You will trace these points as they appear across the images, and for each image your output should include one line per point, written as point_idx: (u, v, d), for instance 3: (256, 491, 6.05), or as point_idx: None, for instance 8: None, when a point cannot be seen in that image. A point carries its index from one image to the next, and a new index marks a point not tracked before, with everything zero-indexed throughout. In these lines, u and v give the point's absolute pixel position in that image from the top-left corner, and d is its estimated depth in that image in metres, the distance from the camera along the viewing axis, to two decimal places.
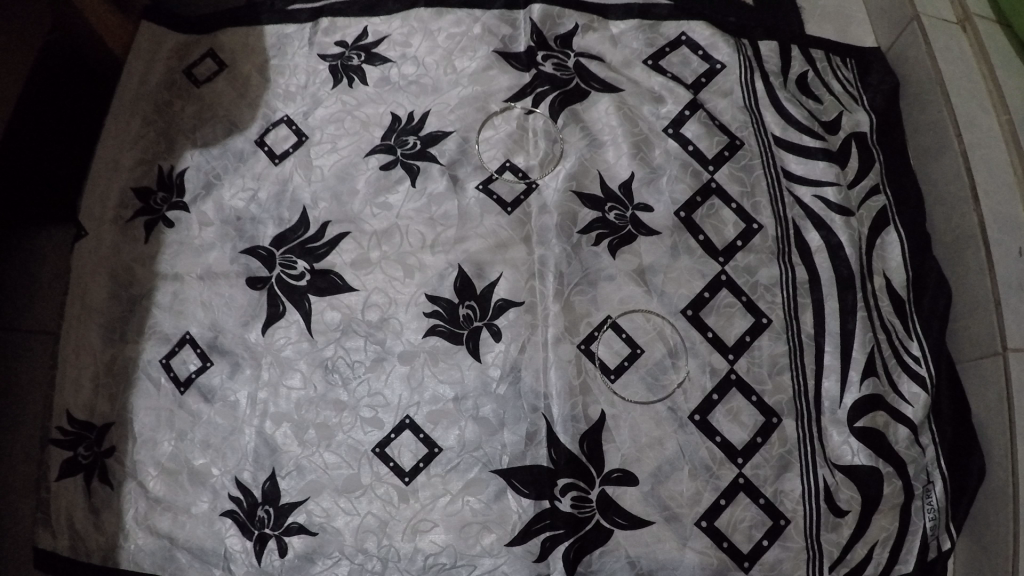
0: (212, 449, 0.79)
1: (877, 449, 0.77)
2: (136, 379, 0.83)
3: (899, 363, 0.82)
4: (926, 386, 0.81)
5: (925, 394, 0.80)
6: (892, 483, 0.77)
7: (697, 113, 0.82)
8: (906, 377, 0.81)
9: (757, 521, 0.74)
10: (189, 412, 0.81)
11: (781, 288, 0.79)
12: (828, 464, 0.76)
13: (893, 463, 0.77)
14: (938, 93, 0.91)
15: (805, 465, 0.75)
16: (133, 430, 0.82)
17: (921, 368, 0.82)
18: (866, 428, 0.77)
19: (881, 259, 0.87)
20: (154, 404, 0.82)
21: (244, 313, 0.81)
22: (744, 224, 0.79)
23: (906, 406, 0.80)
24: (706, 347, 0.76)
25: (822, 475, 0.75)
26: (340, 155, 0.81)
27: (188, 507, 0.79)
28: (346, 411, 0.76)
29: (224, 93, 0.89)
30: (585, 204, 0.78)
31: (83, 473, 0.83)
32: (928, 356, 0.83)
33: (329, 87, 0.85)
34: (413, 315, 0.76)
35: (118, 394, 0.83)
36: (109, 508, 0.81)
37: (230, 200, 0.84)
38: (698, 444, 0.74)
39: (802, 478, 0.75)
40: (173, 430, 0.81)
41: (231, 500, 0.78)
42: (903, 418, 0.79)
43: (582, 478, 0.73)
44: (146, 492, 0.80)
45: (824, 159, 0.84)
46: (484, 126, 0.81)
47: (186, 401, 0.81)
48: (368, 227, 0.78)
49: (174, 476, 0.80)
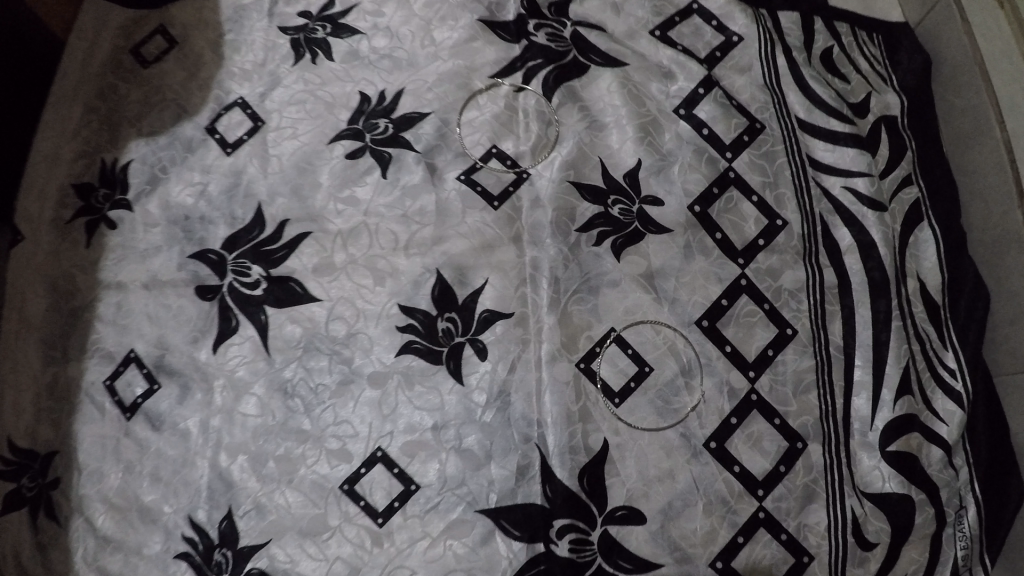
0: (163, 483, 0.67)
1: (910, 475, 0.67)
2: (79, 403, 0.71)
3: (934, 376, 0.74)
4: (963, 402, 0.73)
5: (961, 413, 0.73)
6: (925, 511, 0.67)
7: (712, 92, 0.72)
8: (940, 393, 0.74)
9: (779, 560, 0.64)
10: (137, 442, 0.69)
11: (808, 293, 0.68)
12: (857, 492, 0.66)
13: (925, 489, 0.68)
14: (979, 78, 0.84)
15: (832, 496, 0.65)
16: (78, 460, 0.69)
17: (957, 382, 0.75)
18: (900, 454, 0.67)
19: (915, 260, 0.77)
20: (98, 432, 0.70)
21: (194, 328, 0.70)
22: (766, 219, 0.69)
23: (941, 426, 0.72)
24: (724, 363, 0.65)
25: (850, 506, 0.65)
26: (301, 142, 0.70)
27: (139, 549, 0.66)
28: (307, 439, 0.65)
29: (173, 73, 0.79)
30: (585, 197, 0.68)
31: (28, 507, 0.70)
32: (964, 369, 0.75)
33: (291, 63, 0.74)
34: (385, 330, 0.65)
35: (65, 420, 0.70)
36: (57, 547, 0.68)
37: (179, 197, 0.74)
38: (714, 475, 0.63)
39: (829, 510, 0.65)
40: (120, 462, 0.68)
41: (185, 541, 0.66)
42: (937, 438, 0.70)
43: (581, 517, 0.62)
44: (94, 530, 0.67)
45: (854, 145, 0.73)
46: (467, 106, 0.70)
47: (133, 429, 0.69)
48: (332, 226, 0.68)
49: (124, 514, 0.67)
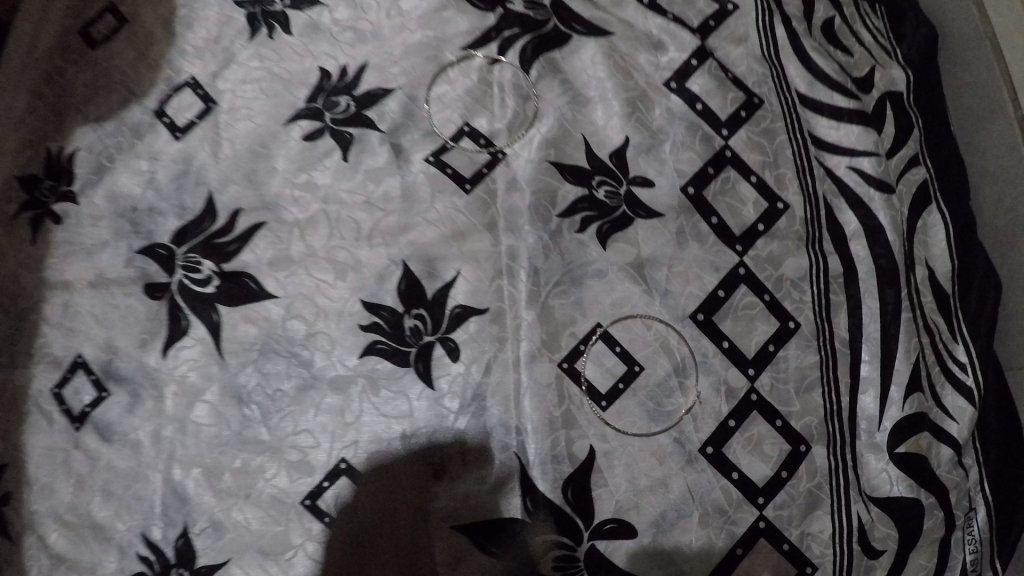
0: (116, 500, 0.62)
1: (919, 478, 0.63)
2: (29, 414, 0.65)
3: (944, 370, 0.68)
4: (973, 398, 0.68)
5: (972, 409, 0.68)
6: (935, 514, 0.63)
7: (706, 63, 0.65)
8: (950, 388, 0.68)
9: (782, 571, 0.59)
10: (87, 455, 0.63)
11: (811, 282, 0.62)
12: (863, 497, 0.61)
13: (935, 491, 0.63)
14: (992, 58, 0.82)
15: (837, 502, 0.60)
16: (30, 474, 0.63)
17: (967, 376, 0.70)
18: (908, 454, 0.63)
19: (924, 246, 0.71)
20: (48, 443, 0.64)
21: (143, 329, 0.64)
22: (766, 202, 0.63)
23: (951, 423, 0.67)
24: (721, 360, 0.60)
25: (857, 513, 0.60)
26: (255, 124, 0.64)
27: (93, 569, 0.62)
28: (263, 448, 0.59)
29: (121, 55, 0.71)
30: (566, 178, 0.62)
31: None
32: (974, 363, 0.70)
33: (246, 38, 0.67)
34: (347, 328, 0.59)
35: (11, 430, 0.64)
36: (9, 565, 0.63)
37: (126, 187, 0.68)
38: (711, 483, 0.58)
39: (834, 518, 0.59)
40: (71, 476, 0.63)
41: (140, 560, 0.61)
42: (951, 438, 0.66)
43: (565, 532, 0.57)
44: (47, 548, 0.62)
45: (858, 122, 0.68)
46: (436, 80, 0.64)
47: (82, 440, 0.63)
48: (289, 215, 0.62)
49: (77, 531, 0.62)
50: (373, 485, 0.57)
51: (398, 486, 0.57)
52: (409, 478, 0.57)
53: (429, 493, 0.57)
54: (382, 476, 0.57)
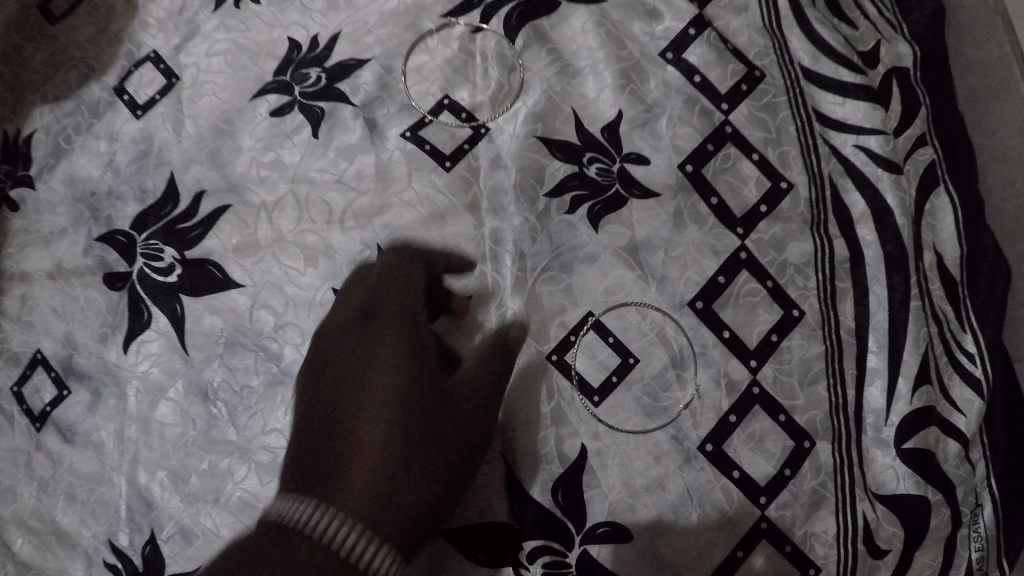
0: (79, 504, 0.59)
1: (927, 475, 0.58)
2: None
3: (951, 361, 0.65)
4: (982, 390, 0.64)
5: (981, 402, 0.64)
6: (941, 513, 0.58)
7: (704, 32, 0.61)
8: (958, 380, 0.65)
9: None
10: (49, 456, 0.60)
11: (816, 268, 0.58)
12: (869, 495, 0.57)
13: (942, 489, 0.59)
14: (1004, 38, 0.80)
15: (843, 501, 0.55)
16: None
17: (976, 367, 0.65)
18: (916, 450, 0.58)
19: (932, 231, 0.67)
20: (8, 445, 0.61)
21: (102, 322, 0.59)
22: (769, 181, 0.59)
23: (959, 417, 0.63)
24: (721, 351, 0.56)
25: (862, 511, 0.56)
26: (220, 99, 0.60)
27: None
28: (232, 446, 0.54)
29: (83, 31, 0.67)
30: (555, 155, 0.57)
31: None
32: (983, 353, 0.66)
33: (210, 9, 0.63)
34: (318, 319, 0.54)
35: None
36: None
37: (84, 170, 0.63)
38: (711, 483, 0.54)
39: (839, 517, 0.55)
40: (33, 479, 0.60)
41: (107, 568, 0.58)
42: (958, 432, 0.62)
43: (555, 537, 0.53)
44: (12, 556, 0.61)
45: (865, 98, 0.64)
46: (414, 50, 0.60)
47: (44, 440, 0.60)
48: (255, 197, 0.57)
49: (40, 537, 0.60)
50: (353, 297, 0.53)
51: (379, 290, 0.53)
52: (394, 287, 0.53)
53: (411, 302, 0.53)
54: (362, 281, 0.54)
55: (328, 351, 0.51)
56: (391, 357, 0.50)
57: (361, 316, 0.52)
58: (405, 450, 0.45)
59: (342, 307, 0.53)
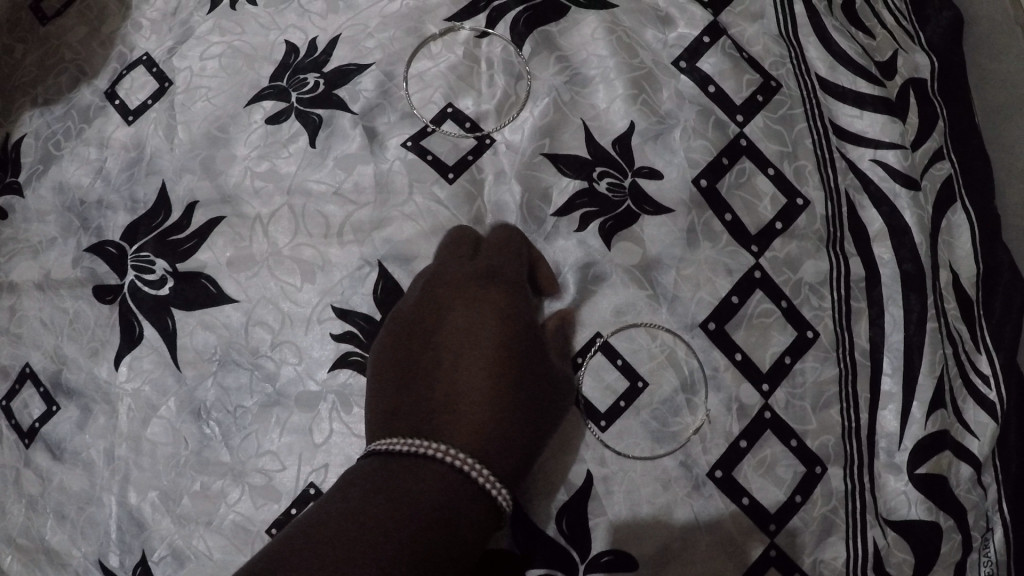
0: (69, 523, 0.56)
1: (939, 500, 0.56)
2: None
3: (965, 383, 0.62)
4: (996, 413, 0.62)
5: (994, 425, 0.62)
6: (952, 539, 0.56)
7: (719, 41, 0.58)
8: (972, 402, 0.62)
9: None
10: (37, 473, 0.57)
11: (831, 287, 0.56)
12: (880, 521, 0.54)
13: (954, 515, 0.57)
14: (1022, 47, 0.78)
15: (853, 527, 0.53)
16: None
17: (990, 389, 0.63)
18: (929, 476, 0.55)
19: (948, 248, 0.65)
20: None
21: (92, 337, 0.57)
22: (784, 198, 0.56)
23: (971, 440, 0.61)
24: (733, 375, 0.53)
25: (873, 537, 0.54)
26: (214, 105, 0.58)
27: None
28: (226, 468, 0.51)
29: (73, 31, 0.66)
30: (563, 169, 0.55)
31: None
32: (997, 375, 0.64)
33: (205, 11, 0.62)
34: (316, 338, 0.52)
35: None
36: None
37: (74, 177, 0.61)
38: (719, 511, 0.51)
39: (849, 544, 0.53)
40: (23, 497, 0.58)
41: None
42: (970, 456, 0.59)
43: (559, 566, 0.50)
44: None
45: (883, 110, 0.61)
46: (416, 56, 0.57)
47: (33, 458, 0.58)
48: (249, 208, 0.55)
49: (30, 556, 0.58)
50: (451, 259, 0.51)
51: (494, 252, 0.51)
52: (505, 258, 0.51)
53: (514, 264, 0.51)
54: (460, 241, 0.52)
55: (428, 310, 0.49)
56: (504, 322, 0.47)
57: (466, 276, 0.50)
58: (510, 413, 0.44)
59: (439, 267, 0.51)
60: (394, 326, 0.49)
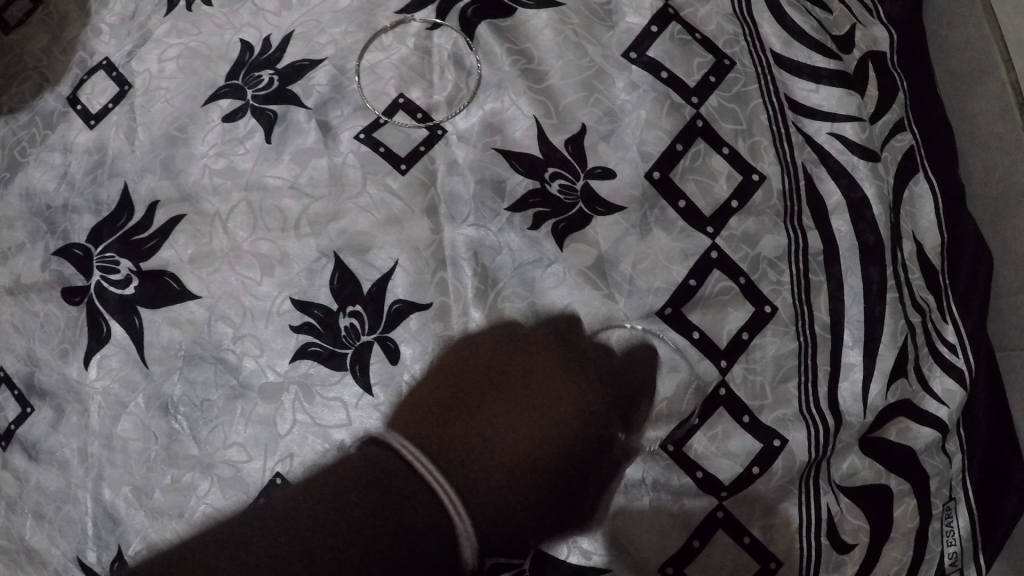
0: (47, 523, 0.57)
1: (893, 465, 0.58)
2: None
3: (933, 352, 0.63)
4: (964, 380, 0.64)
5: (962, 392, 0.63)
6: (905, 503, 0.59)
7: (669, 28, 0.59)
8: (939, 369, 0.63)
9: (741, 565, 0.54)
10: (15, 475, 0.58)
11: (789, 262, 0.56)
12: (833, 487, 0.56)
13: (911, 479, 0.59)
14: (983, 21, 0.78)
15: (806, 493, 0.55)
16: None
17: (958, 359, 0.65)
18: (881, 440, 0.58)
19: (911, 218, 0.66)
20: None
21: (62, 338, 0.57)
22: (739, 175, 0.57)
23: (941, 407, 0.62)
24: (694, 353, 0.53)
25: (826, 503, 0.56)
26: (172, 106, 0.59)
27: None
28: (194, 464, 0.52)
29: (36, 39, 0.66)
30: (515, 167, 0.55)
31: None
32: (964, 343, 0.66)
33: (162, 14, 0.63)
34: (277, 330, 0.53)
35: None
36: None
37: (39, 182, 0.62)
38: (671, 477, 0.53)
39: (803, 507, 0.55)
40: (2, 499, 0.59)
41: None
42: (931, 419, 0.61)
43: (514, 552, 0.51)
44: None
45: (839, 84, 0.63)
46: (369, 48, 0.58)
47: (10, 460, 0.59)
48: (209, 206, 0.56)
49: (9, 559, 0.59)
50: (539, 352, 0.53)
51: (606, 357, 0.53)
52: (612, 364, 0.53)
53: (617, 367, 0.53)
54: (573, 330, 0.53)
55: (508, 389, 0.52)
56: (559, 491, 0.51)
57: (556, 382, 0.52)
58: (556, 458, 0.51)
59: (525, 355, 0.53)
60: (461, 370, 0.52)
